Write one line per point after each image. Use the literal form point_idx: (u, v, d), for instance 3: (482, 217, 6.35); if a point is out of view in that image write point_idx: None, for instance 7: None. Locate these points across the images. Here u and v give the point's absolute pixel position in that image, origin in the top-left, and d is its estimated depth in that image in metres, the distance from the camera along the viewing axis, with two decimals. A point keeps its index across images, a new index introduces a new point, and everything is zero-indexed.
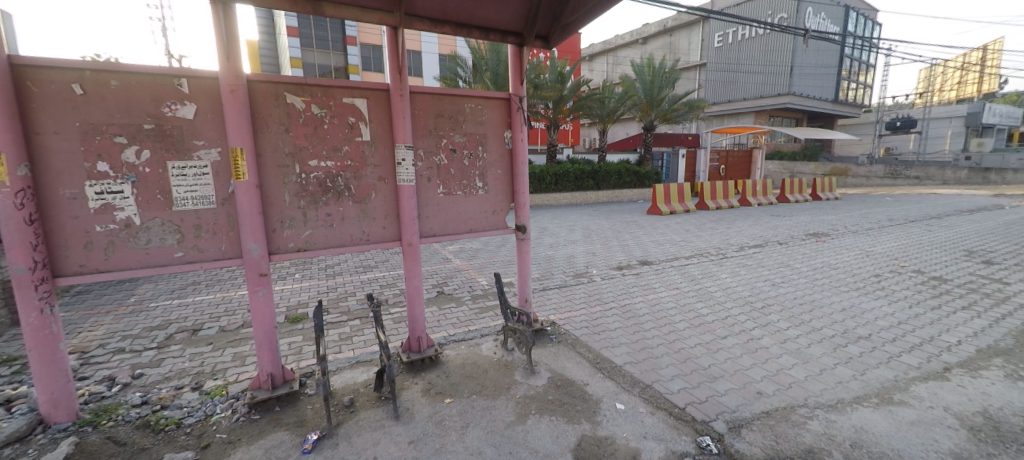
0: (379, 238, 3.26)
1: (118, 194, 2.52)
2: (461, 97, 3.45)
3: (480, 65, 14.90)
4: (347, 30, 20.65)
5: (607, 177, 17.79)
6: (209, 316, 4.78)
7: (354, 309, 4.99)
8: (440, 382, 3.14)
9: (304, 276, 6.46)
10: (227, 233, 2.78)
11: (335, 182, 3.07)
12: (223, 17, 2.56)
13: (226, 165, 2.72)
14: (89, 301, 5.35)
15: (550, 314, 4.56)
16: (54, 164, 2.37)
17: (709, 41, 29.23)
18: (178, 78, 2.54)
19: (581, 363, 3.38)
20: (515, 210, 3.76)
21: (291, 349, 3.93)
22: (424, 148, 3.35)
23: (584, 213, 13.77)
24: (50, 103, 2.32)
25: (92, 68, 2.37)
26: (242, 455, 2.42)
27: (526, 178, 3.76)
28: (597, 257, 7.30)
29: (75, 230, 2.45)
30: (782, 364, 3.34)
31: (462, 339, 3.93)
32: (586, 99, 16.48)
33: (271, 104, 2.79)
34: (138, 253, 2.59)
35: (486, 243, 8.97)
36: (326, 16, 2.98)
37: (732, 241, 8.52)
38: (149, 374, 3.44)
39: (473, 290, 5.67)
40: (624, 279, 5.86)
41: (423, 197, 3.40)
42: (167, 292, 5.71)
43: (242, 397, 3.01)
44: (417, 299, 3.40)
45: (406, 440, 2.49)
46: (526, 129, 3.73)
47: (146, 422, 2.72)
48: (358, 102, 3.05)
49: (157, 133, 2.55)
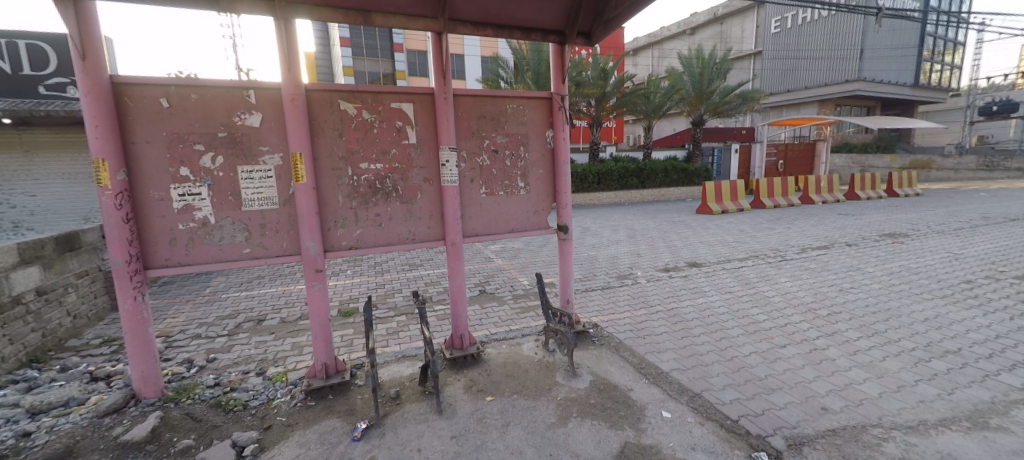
0: (425, 238, 3.40)
1: (196, 196, 2.80)
2: (503, 98, 3.52)
3: (522, 65, 14.98)
4: (394, 37, 21.41)
5: (654, 175, 17.27)
6: (272, 307, 5.20)
7: (401, 305, 5.22)
8: (482, 380, 3.22)
9: (355, 273, 6.80)
10: (288, 231, 3.00)
11: (384, 183, 3.24)
12: (285, 32, 2.78)
13: (287, 169, 2.95)
14: (172, 291, 5.98)
15: (592, 316, 4.52)
16: (146, 169, 2.68)
17: (765, 28, 27.54)
18: (246, 90, 2.79)
19: (626, 367, 3.34)
20: (557, 210, 3.77)
21: (343, 341, 4.18)
22: (467, 149, 3.45)
23: (629, 213, 13.45)
24: (141, 115, 2.63)
25: (176, 84, 2.66)
26: (300, 438, 2.61)
27: (568, 178, 3.75)
28: (642, 258, 7.13)
29: (161, 228, 2.76)
30: (850, 379, 3.11)
31: (504, 338, 4.00)
32: (631, 95, 16.12)
33: (327, 110, 2.99)
34: (213, 249, 2.87)
35: (527, 243, 9.03)
36: (376, 25, 3.15)
37: (792, 242, 8.00)
38: (220, 359, 3.79)
39: (514, 289, 5.73)
40: (671, 282, 5.69)
41: (466, 197, 3.50)
42: (237, 284, 6.26)
43: (300, 384, 3.24)
44: (460, 298, 3.50)
45: (448, 435, 2.58)
46: (569, 128, 3.73)
47: (218, 402, 3.00)
48: (405, 106, 3.20)
49: (229, 141, 2.81)
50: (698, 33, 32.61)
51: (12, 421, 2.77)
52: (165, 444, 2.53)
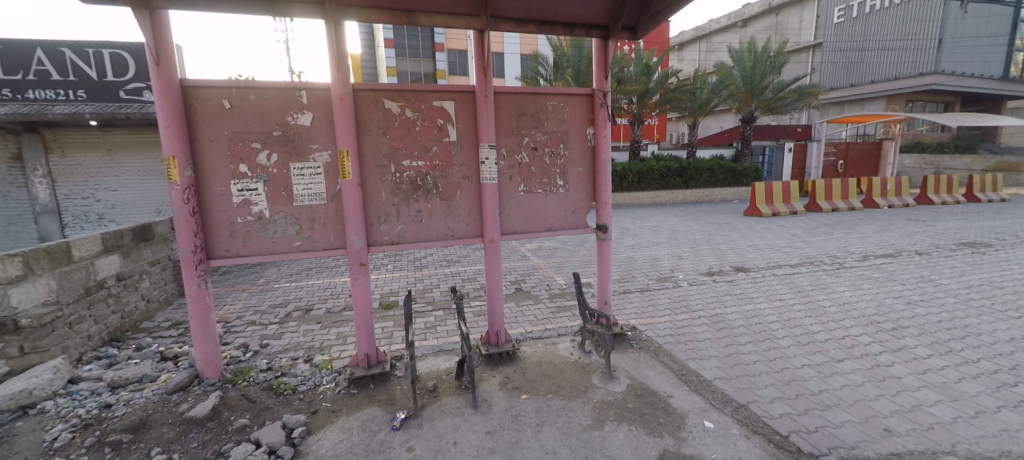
0: (463, 234, 3.44)
1: (254, 191, 2.98)
2: (543, 95, 3.50)
3: (562, 62, 14.82)
4: (436, 37, 21.79)
5: (698, 175, 16.61)
6: (319, 298, 5.47)
7: (439, 300, 5.34)
8: (517, 378, 3.23)
9: (395, 268, 7.00)
10: (335, 226, 3.14)
11: (425, 180, 3.31)
12: (335, 34, 2.90)
13: (335, 166, 3.08)
14: (230, 280, 6.43)
15: (631, 318, 4.42)
16: (210, 166, 2.88)
17: (827, 17, 25.77)
18: (298, 90, 2.94)
19: (666, 373, 3.24)
20: (596, 209, 3.71)
21: (383, 333, 4.32)
22: (507, 146, 3.46)
23: (671, 214, 13.04)
24: (206, 115, 2.82)
25: (236, 86, 2.84)
26: (343, 424, 2.73)
27: (609, 176, 3.69)
28: (684, 260, 6.90)
29: (223, 221, 2.96)
30: (918, 400, 2.86)
31: (539, 337, 3.99)
32: (675, 91, 15.61)
33: (372, 108, 3.09)
34: (267, 241, 3.05)
35: (564, 242, 8.96)
36: (420, 25, 3.21)
37: (852, 248, 7.46)
38: (273, 345, 4.03)
39: (550, 288, 5.71)
40: (715, 286, 5.47)
41: (504, 195, 3.52)
42: (287, 275, 6.63)
43: (344, 372, 3.38)
44: (496, 295, 3.52)
45: (483, 430, 2.61)
46: (610, 125, 3.65)
47: (270, 385, 3.19)
48: (447, 104, 3.25)
49: (283, 139, 2.96)
50: (750, 25, 31.31)
51: (96, 393, 3.09)
52: (223, 422, 2.72)
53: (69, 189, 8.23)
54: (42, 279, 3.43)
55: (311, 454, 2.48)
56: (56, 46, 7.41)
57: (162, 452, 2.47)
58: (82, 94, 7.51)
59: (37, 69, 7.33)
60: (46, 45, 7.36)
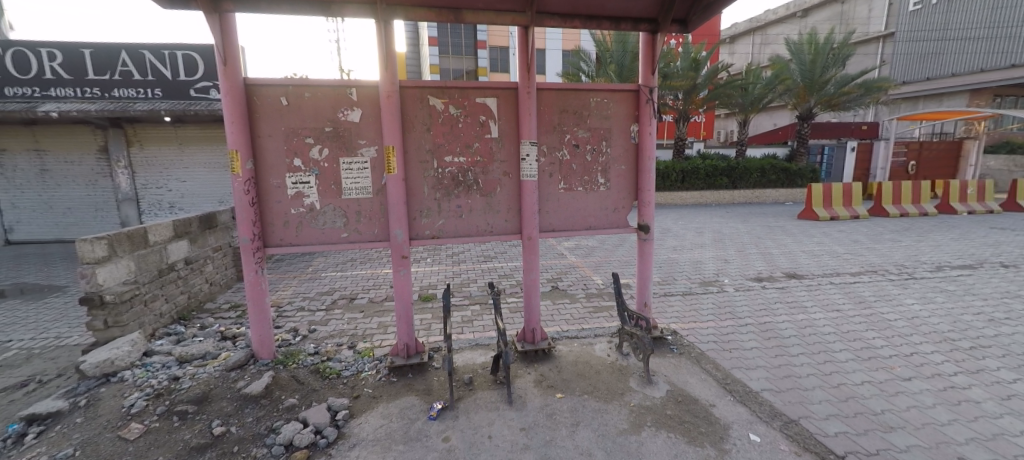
0: (502, 231, 3.46)
1: (306, 184, 3.14)
2: (586, 91, 3.44)
3: (604, 58, 14.55)
4: (478, 35, 21.93)
5: (748, 174, 15.76)
6: (362, 287, 5.70)
7: (475, 295, 5.42)
8: (552, 376, 3.22)
9: (434, 262, 7.17)
10: (380, 219, 3.25)
11: (465, 176, 3.35)
12: (384, 33, 2.98)
13: (381, 161, 3.19)
14: (283, 267, 6.85)
15: (672, 322, 4.29)
16: (269, 160, 3.06)
17: (901, 5, 23.67)
18: (349, 88, 3.07)
19: (709, 381, 3.11)
20: (638, 209, 3.61)
21: (421, 325, 4.45)
22: (548, 143, 3.44)
23: (717, 215, 12.50)
24: (266, 112, 3.00)
25: (292, 84, 2.99)
26: (383, 410, 2.83)
27: (653, 175, 3.58)
28: (730, 264, 6.60)
29: (278, 211, 3.14)
30: (999, 428, 2.59)
31: (575, 337, 3.95)
32: (725, 86, 14.92)
33: (417, 105, 3.17)
34: (317, 232, 3.20)
35: (602, 241, 8.83)
36: (465, 22, 3.23)
37: (923, 258, 6.83)
38: (320, 331, 4.24)
39: (587, 288, 5.63)
40: (764, 293, 5.20)
41: (544, 192, 3.50)
42: (334, 265, 6.96)
43: (384, 361, 3.51)
44: (533, 292, 3.51)
45: (518, 426, 2.63)
46: (656, 122, 3.53)
47: (317, 368, 3.36)
48: (489, 101, 3.27)
49: (334, 135, 3.10)
50: (811, 15, 29.42)
51: (166, 366, 3.37)
52: (275, 400, 2.89)
53: (147, 179, 9.11)
54: (124, 260, 3.81)
55: (353, 436, 2.60)
56: (137, 48, 8.12)
57: (222, 424, 2.66)
58: (159, 92, 8.22)
59: (121, 70, 8.08)
60: (129, 48, 8.09)
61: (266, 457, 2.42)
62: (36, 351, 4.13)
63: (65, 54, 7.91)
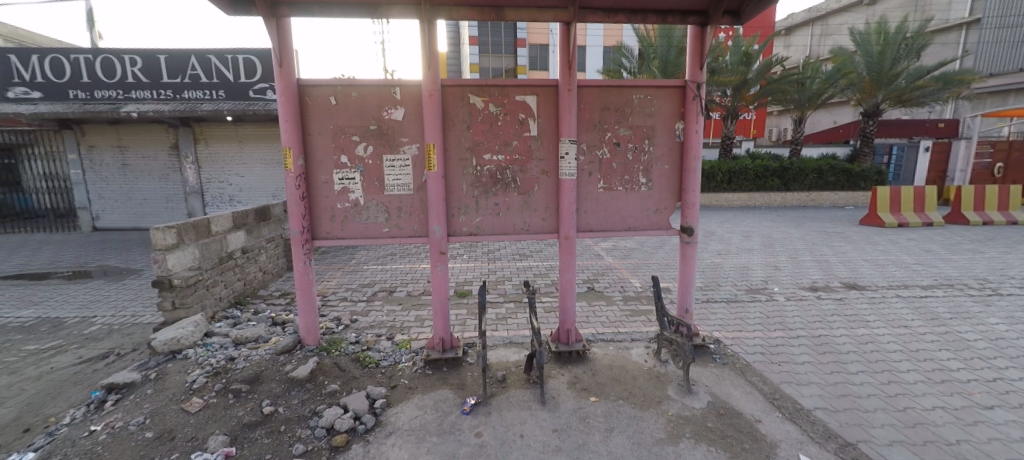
0: (539, 230, 3.44)
1: (352, 180, 3.25)
2: (629, 88, 3.34)
3: (648, 53, 14.15)
4: (518, 33, 21.90)
5: (802, 176, 14.86)
6: (402, 281, 5.86)
7: (510, 292, 5.43)
8: (586, 379, 3.17)
9: (470, 258, 7.25)
10: (420, 215, 3.31)
11: (504, 175, 3.35)
12: (428, 33, 3.03)
13: (422, 158, 3.24)
14: (328, 259, 7.16)
15: (715, 330, 4.11)
16: (318, 157, 3.19)
17: None
18: (393, 88, 3.14)
19: (755, 395, 2.96)
20: (681, 210, 3.47)
21: (457, 320, 4.52)
22: (588, 142, 3.37)
23: (766, 218, 11.87)
24: (316, 111, 3.12)
25: (341, 84, 3.10)
26: (418, 402, 2.89)
27: (698, 175, 3.42)
28: (780, 272, 6.24)
29: (325, 206, 3.26)
30: None
31: (611, 340, 3.87)
32: (779, 82, 14.11)
33: (458, 104, 3.20)
34: (361, 226, 3.30)
35: (641, 243, 8.62)
36: (507, 20, 3.22)
37: (1008, 272, 6.16)
38: (361, 321, 4.40)
39: (625, 290, 5.51)
40: (818, 303, 4.88)
41: (583, 191, 3.44)
42: (375, 258, 7.20)
43: (421, 353, 3.58)
44: (569, 292, 3.45)
45: (551, 427, 2.60)
46: (703, 119, 3.38)
47: (357, 357, 3.47)
48: (529, 99, 3.25)
49: (378, 133, 3.18)
50: (880, 2, 27.10)
51: (224, 347, 3.61)
52: (319, 385, 3.01)
53: (210, 174, 9.79)
54: (190, 247, 4.12)
55: (390, 424, 2.67)
56: (205, 53, 8.71)
57: (271, 404, 2.81)
58: (222, 94, 8.81)
59: (190, 73, 8.72)
60: (197, 53, 8.70)
61: (309, 439, 2.53)
62: (115, 327, 4.55)
63: (144, 60, 8.64)
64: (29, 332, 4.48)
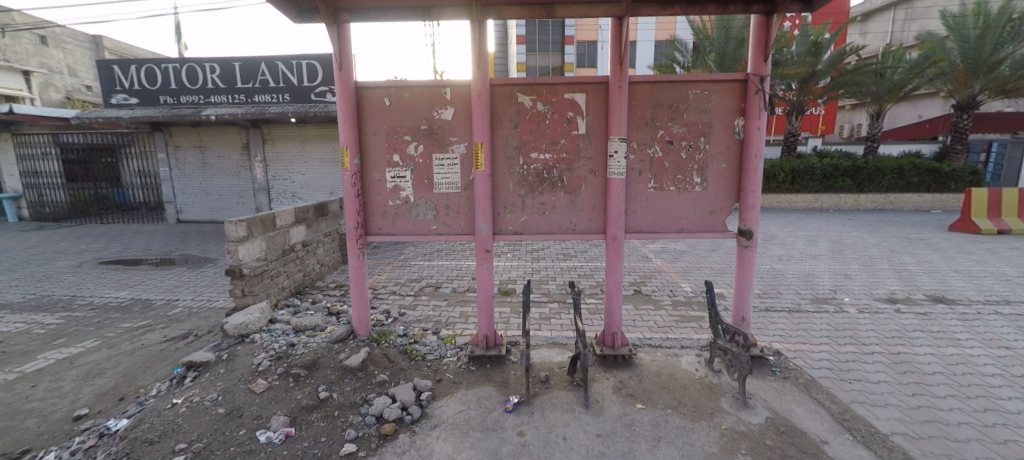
0: (586, 230, 3.37)
1: (403, 178, 3.35)
2: (685, 83, 3.19)
3: (704, 46, 13.52)
4: (566, 30, 21.62)
5: (879, 176, 13.50)
6: (448, 277, 5.99)
7: (554, 292, 5.39)
8: (632, 384, 3.07)
9: (514, 257, 7.29)
10: (466, 213, 3.36)
11: (551, 173, 3.32)
12: (478, 33, 3.05)
13: (470, 157, 3.28)
14: (379, 254, 7.49)
15: (774, 341, 3.84)
16: (373, 156, 3.32)
17: None
18: (443, 88, 3.20)
19: (820, 413, 2.72)
20: (739, 211, 3.27)
21: (501, 318, 4.55)
22: (639, 140, 3.26)
23: (835, 222, 10.95)
24: (371, 112, 3.25)
25: (394, 85, 3.20)
26: (462, 397, 2.93)
27: (759, 175, 3.20)
28: (851, 280, 5.73)
29: (378, 203, 3.39)
30: None
31: (660, 346, 3.72)
32: (853, 73, 12.95)
33: (506, 103, 3.21)
34: (411, 223, 3.40)
35: (692, 245, 8.26)
36: (558, 17, 3.19)
37: None
38: (409, 315, 4.55)
39: (674, 295, 5.29)
40: (896, 317, 4.42)
41: (632, 191, 3.33)
42: (423, 255, 7.42)
43: (465, 349, 3.63)
44: (615, 294, 3.36)
45: (595, 432, 2.55)
46: (766, 115, 3.16)
47: (405, 349, 3.57)
48: (578, 96, 3.19)
49: (428, 132, 3.26)
50: None
51: (286, 334, 3.86)
52: (369, 374, 3.13)
53: (276, 172, 10.52)
54: (258, 240, 4.44)
55: (435, 417, 2.73)
56: (273, 60, 9.38)
57: (326, 390, 2.96)
58: (287, 97, 9.42)
59: (261, 78, 9.42)
60: (267, 60, 9.39)
61: (360, 425, 2.64)
62: (194, 310, 5.01)
63: (222, 68, 9.44)
64: (125, 311, 5.05)
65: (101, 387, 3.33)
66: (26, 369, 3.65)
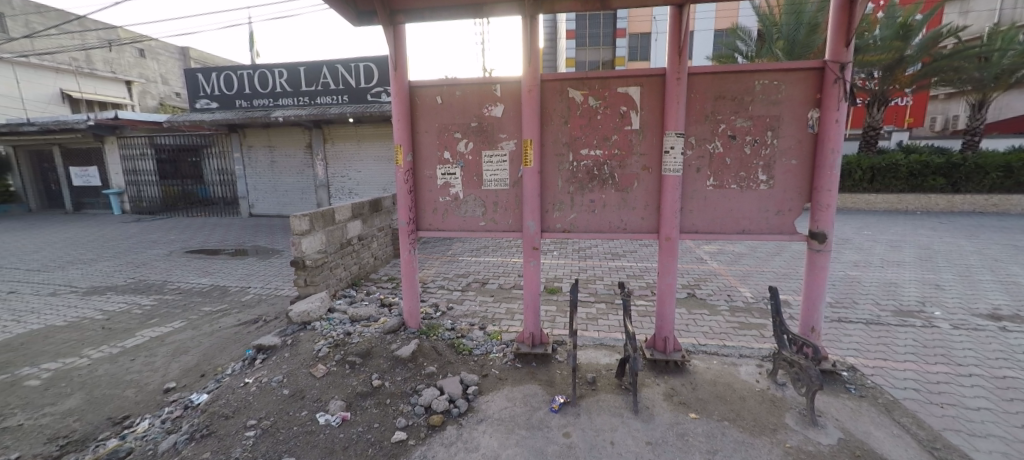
0: (637, 229, 3.24)
1: (453, 175, 3.39)
2: (751, 73, 2.96)
3: (771, 33, 12.73)
4: (618, 23, 20.92)
5: (979, 175, 11.91)
6: (494, 274, 6.03)
7: (601, 292, 5.26)
8: (685, 392, 2.91)
9: (561, 255, 7.20)
10: (514, 211, 3.34)
11: (601, 170, 3.22)
12: (529, 28, 3.01)
13: (519, 154, 3.25)
14: (428, 249, 7.69)
15: (849, 355, 3.50)
16: (424, 153, 3.40)
17: None
18: (494, 85, 3.20)
19: (904, 439, 2.44)
20: (811, 212, 3.00)
21: (547, 316, 4.50)
22: (697, 135, 3.08)
23: (922, 226, 9.82)
24: (424, 110, 3.32)
25: (446, 84, 3.25)
26: (507, 394, 2.93)
27: (836, 172, 2.92)
28: (942, 292, 5.11)
29: (429, 199, 3.46)
30: None
31: (716, 353, 3.51)
32: (949, 58, 11.50)
33: (557, 98, 3.15)
34: (460, 219, 3.44)
35: (752, 248, 7.74)
36: (612, 8, 3.08)
37: None
38: (456, 309, 4.62)
39: (732, 300, 4.97)
40: (1000, 335, 3.88)
41: (689, 188, 3.15)
42: (469, 251, 7.52)
43: (511, 345, 3.63)
44: (668, 297, 3.21)
45: (644, 439, 2.45)
46: (846, 106, 2.86)
47: (453, 343, 3.62)
48: (632, 90, 3.07)
49: (478, 129, 3.28)
50: None
51: (343, 323, 4.05)
52: (418, 366, 3.21)
53: (335, 169, 11.12)
54: (319, 233, 4.70)
55: (481, 412, 2.75)
56: (333, 63, 9.88)
57: (378, 378, 3.06)
58: (346, 98, 9.92)
59: (323, 81, 9.97)
60: (328, 64, 9.91)
61: (410, 415, 2.71)
62: (263, 297, 5.43)
63: (289, 72, 10.10)
64: (206, 296, 5.56)
65: (186, 363, 3.68)
66: (127, 344, 4.13)
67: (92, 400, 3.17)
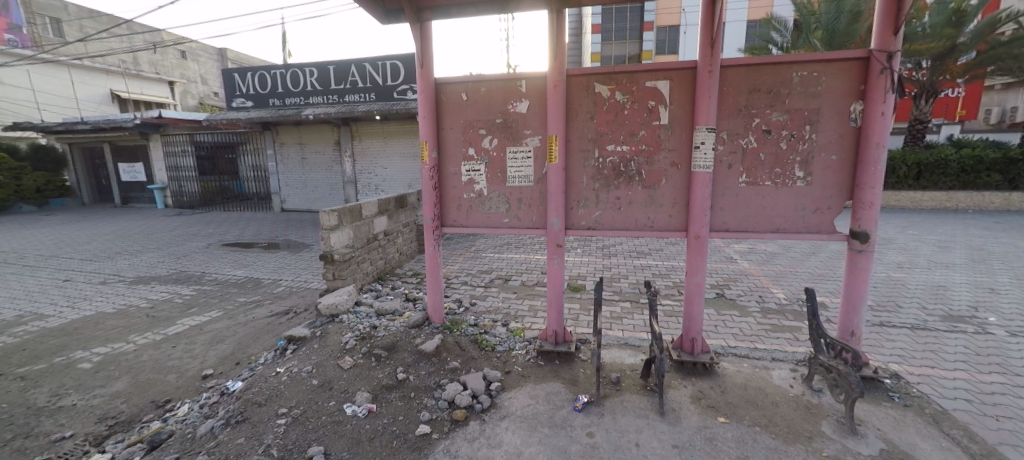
0: (664, 227, 3.16)
1: (477, 172, 3.39)
2: (788, 65, 2.83)
3: (808, 23, 12.23)
4: (645, 15, 20.33)
5: None
6: (517, 270, 6.02)
7: (626, 291, 5.17)
8: (714, 395, 2.83)
9: (584, 253, 7.12)
10: (538, 207, 3.31)
11: (628, 167, 3.15)
12: (555, 22, 2.97)
13: (544, 150, 3.22)
14: (451, 245, 7.76)
15: (891, 362, 3.31)
16: (449, 149, 3.41)
17: None
18: (519, 81, 3.17)
19: (954, 452, 2.29)
20: (852, 210, 2.85)
21: (570, 314, 4.46)
22: (730, 129, 2.96)
23: (974, 225, 9.20)
24: (449, 107, 3.33)
25: (471, 80, 3.25)
26: (530, 391, 2.91)
27: (881, 167, 2.75)
28: (996, 296, 4.77)
29: (453, 196, 3.48)
30: None
31: (747, 356, 3.39)
32: (1007, 45, 10.71)
33: (583, 93, 3.10)
34: (483, 216, 3.44)
35: (786, 247, 7.45)
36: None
37: None
38: (480, 305, 4.64)
39: (764, 301, 4.79)
40: None
41: (719, 186, 3.04)
42: (492, 247, 7.54)
43: (534, 343, 3.61)
44: (697, 297, 3.12)
45: (670, 442, 2.38)
46: (893, 98, 2.70)
47: (476, 339, 3.63)
48: (661, 84, 2.98)
49: (502, 126, 3.26)
50: None
51: (369, 316, 4.13)
52: (442, 360, 3.23)
53: (362, 166, 11.35)
54: (346, 228, 4.80)
55: (504, 408, 2.74)
56: (361, 62, 10.06)
57: (402, 372, 3.10)
58: (373, 96, 10.11)
59: (351, 80, 10.18)
60: (356, 63, 10.10)
61: (433, 409, 2.73)
62: (294, 289, 5.60)
63: (319, 72, 10.35)
64: (240, 287, 5.78)
65: (222, 352, 3.83)
66: (169, 331, 4.34)
67: (138, 384, 3.35)
